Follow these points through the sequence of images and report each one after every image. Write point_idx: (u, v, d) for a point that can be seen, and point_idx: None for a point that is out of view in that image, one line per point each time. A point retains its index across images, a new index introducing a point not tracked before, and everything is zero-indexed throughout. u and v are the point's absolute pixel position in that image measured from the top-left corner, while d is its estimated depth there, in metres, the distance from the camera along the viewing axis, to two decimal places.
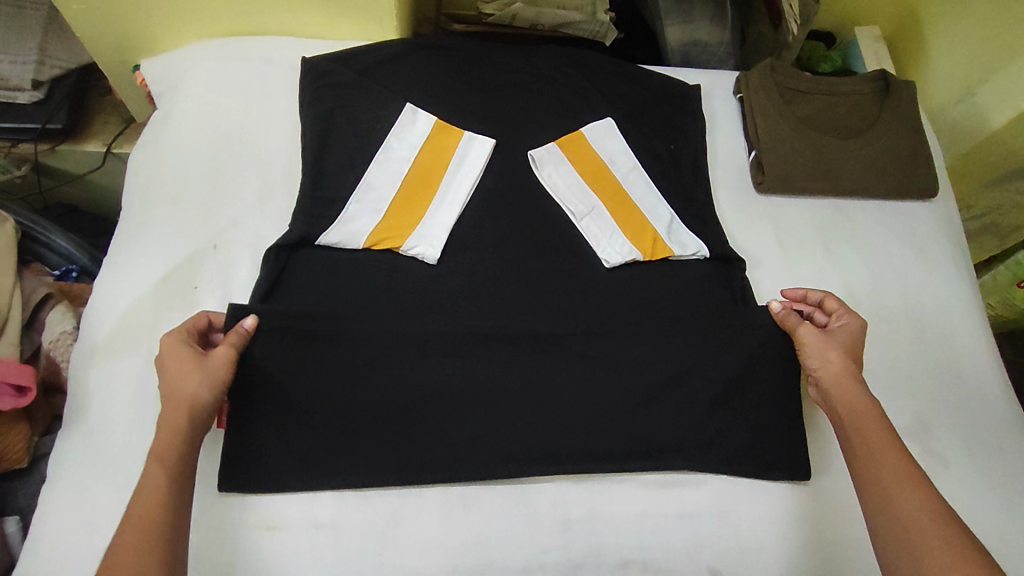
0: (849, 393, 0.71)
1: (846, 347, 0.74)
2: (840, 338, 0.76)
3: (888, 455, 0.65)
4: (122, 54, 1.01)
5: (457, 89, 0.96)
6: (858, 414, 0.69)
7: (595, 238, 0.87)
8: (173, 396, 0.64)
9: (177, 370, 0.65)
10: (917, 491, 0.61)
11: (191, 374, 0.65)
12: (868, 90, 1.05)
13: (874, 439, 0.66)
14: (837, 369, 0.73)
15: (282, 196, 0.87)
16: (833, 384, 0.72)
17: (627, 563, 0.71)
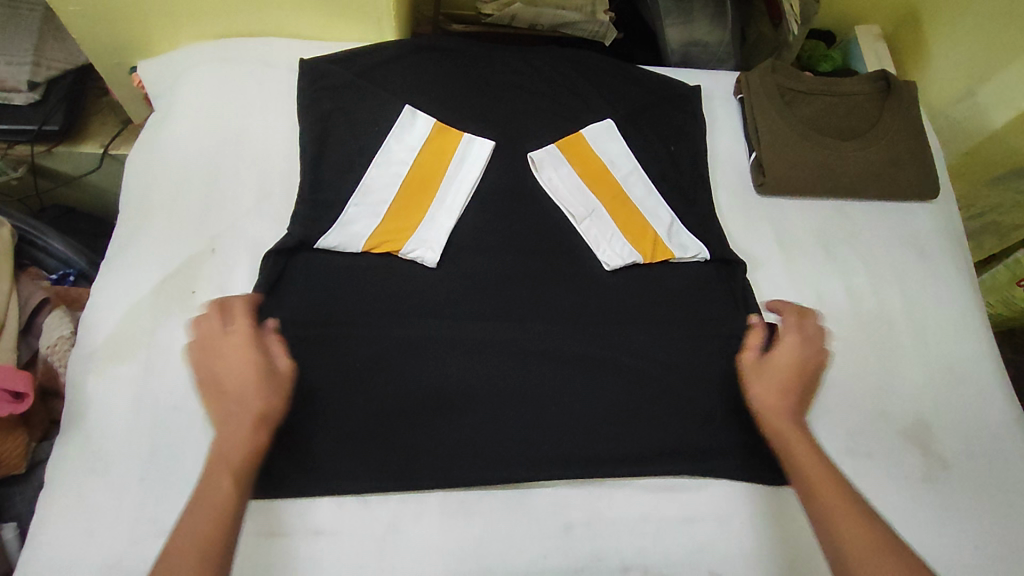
0: (791, 435, 0.65)
1: (780, 379, 0.68)
2: (771, 370, 0.69)
3: (834, 508, 0.59)
4: (119, 56, 1.01)
5: (456, 91, 0.96)
6: (800, 464, 0.63)
7: (594, 241, 0.87)
8: (247, 410, 0.61)
9: (250, 381, 0.62)
10: (867, 545, 0.56)
11: (265, 386, 0.62)
12: (870, 90, 1.04)
13: (818, 492, 0.60)
14: (784, 406, 0.67)
15: (280, 199, 0.87)
16: (774, 425, 0.66)
17: (629, 568, 0.71)
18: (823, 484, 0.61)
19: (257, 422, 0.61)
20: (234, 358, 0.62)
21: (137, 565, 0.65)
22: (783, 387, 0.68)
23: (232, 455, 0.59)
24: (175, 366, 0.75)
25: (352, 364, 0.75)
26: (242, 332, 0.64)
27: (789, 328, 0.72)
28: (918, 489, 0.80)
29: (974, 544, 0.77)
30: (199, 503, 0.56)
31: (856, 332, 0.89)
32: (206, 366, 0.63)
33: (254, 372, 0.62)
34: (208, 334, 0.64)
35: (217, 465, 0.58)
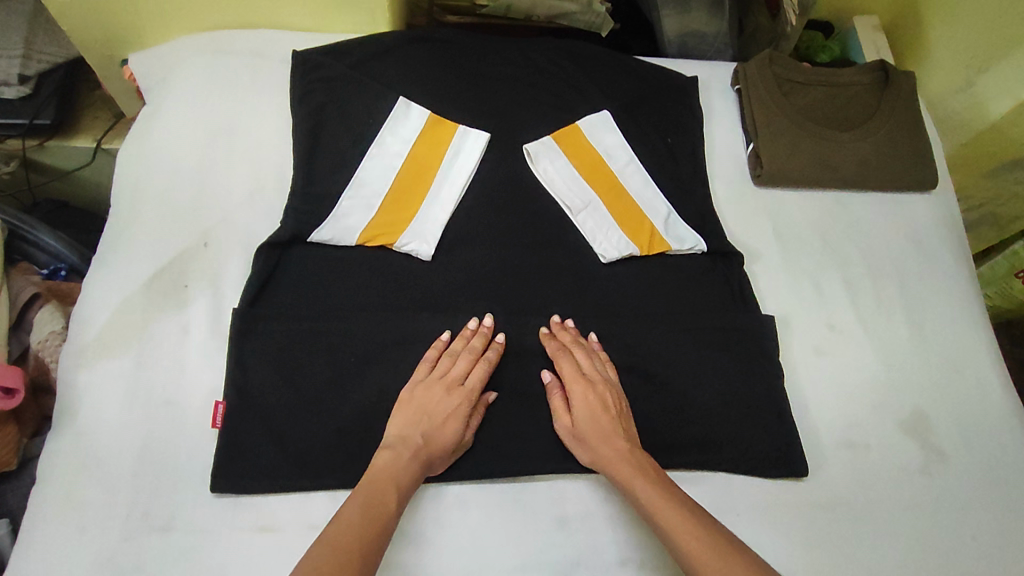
0: (626, 473, 0.67)
1: (594, 429, 0.70)
2: (581, 424, 0.70)
3: (667, 520, 0.63)
4: (110, 48, 1.00)
5: (451, 82, 0.95)
6: (636, 500, 0.66)
7: (591, 233, 0.86)
8: (430, 456, 0.67)
9: (449, 432, 0.68)
10: (699, 546, 0.60)
11: (456, 443, 0.69)
12: (868, 81, 1.04)
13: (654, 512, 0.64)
14: (595, 458, 0.69)
15: (273, 192, 0.86)
16: (613, 473, 0.68)
17: (625, 562, 0.70)
18: (658, 505, 0.64)
19: (426, 464, 0.67)
20: (440, 403, 0.69)
21: (129, 562, 0.65)
22: (603, 435, 0.69)
23: (399, 480, 0.64)
24: (168, 361, 0.74)
25: (346, 358, 0.74)
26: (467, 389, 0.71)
27: (569, 373, 0.73)
28: (916, 482, 0.79)
29: (971, 536, 0.77)
30: (365, 506, 0.61)
31: (855, 324, 0.89)
32: (415, 401, 0.70)
33: (457, 425, 0.69)
34: (450, 374, 0.72)
35: (384, 479, 0.64)
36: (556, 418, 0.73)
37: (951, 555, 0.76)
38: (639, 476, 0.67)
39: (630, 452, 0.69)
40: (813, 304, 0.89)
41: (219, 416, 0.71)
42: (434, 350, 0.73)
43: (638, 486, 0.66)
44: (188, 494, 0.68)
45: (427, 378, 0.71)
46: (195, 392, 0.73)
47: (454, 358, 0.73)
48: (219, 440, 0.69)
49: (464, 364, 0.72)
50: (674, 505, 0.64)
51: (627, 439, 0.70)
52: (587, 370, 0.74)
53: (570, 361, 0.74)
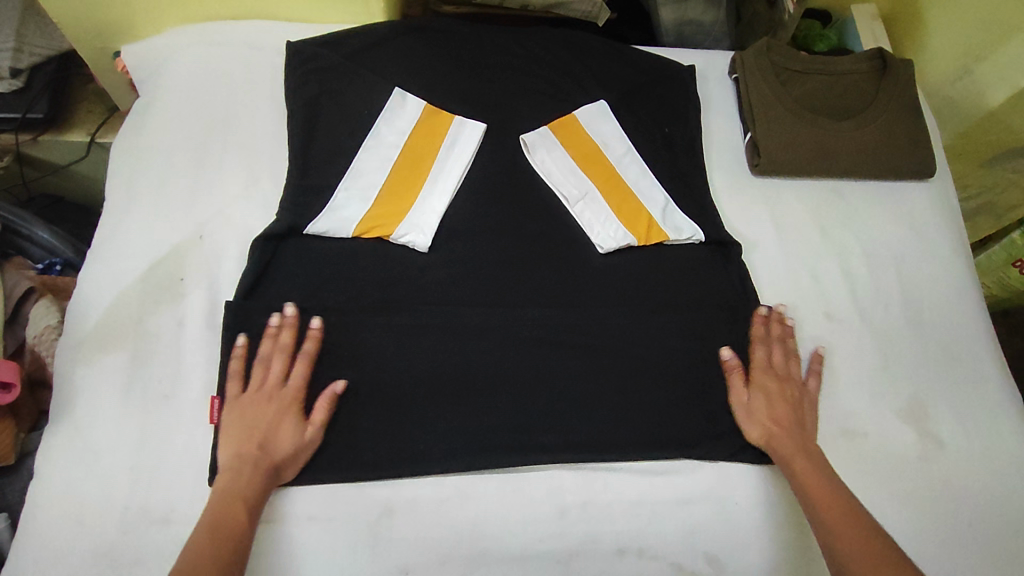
0: (788, 450, 0.73)
1: (768, 408, 0.76)
2: (775, 403, 0.76)
3: (822, 494, 0.69)
4: (102, 41, 0.99)
5: (447, 73, 0.94)
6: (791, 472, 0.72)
7: (588, 224, 0.86)
8: (272, 463, 0.66)
9: (287, 435, 0.68)
10: (845, 527, 0.65)
11: (297, 445, 0.68)
12: (865, 69, 1.03)
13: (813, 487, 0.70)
14: (765, 433, 0.75)
15: (268, 185, 0.85)
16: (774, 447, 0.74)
17: (623, 550, 0.71)
18: (817, 482, 0.70)
19: (269, 472, 0.66)
20: (263, 411, 0.68)
21: (128, 555, 0.65)
22: (778, 417, 0.75)
23: (246, 496, 0.63)
24: (164, 355, 0.74)
25: (343, 351, 0.74)
26: (292, 390, 0.70)
27: (761, 360, 0.79)
28: (913, 469, 0.80)
29: (969, 523, 0.77)
30: (211, 530, 0.60)
31: (853, 313, 0.89)
32: (235, 415, 0.68)
33: (290, 428, 0.68)
34: (267, 381, 0.70)
35: (225, 499, 0.63)
36: (733, 392, 0.78)
37: (949, 541, 0.76)
38: (799, 454, 0.73)
39: (799, 436, 0.75)
40: (811, 294, 0.89)
41: (214, 411, 0.70)
42: (237, 361, 0.70)
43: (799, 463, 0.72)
44: (185, 488, 0.68)
45: (242, 393, 0.69)
46: (192, 385, 0.73)
47: (265, 363, 0.70)
48: (216, 433, 0.69)
49: (278, 365, 0.70)
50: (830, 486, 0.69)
51: (799, 425, 0.76)
52: (779, 363, 0.80)
53: (765, 351, 0.80)
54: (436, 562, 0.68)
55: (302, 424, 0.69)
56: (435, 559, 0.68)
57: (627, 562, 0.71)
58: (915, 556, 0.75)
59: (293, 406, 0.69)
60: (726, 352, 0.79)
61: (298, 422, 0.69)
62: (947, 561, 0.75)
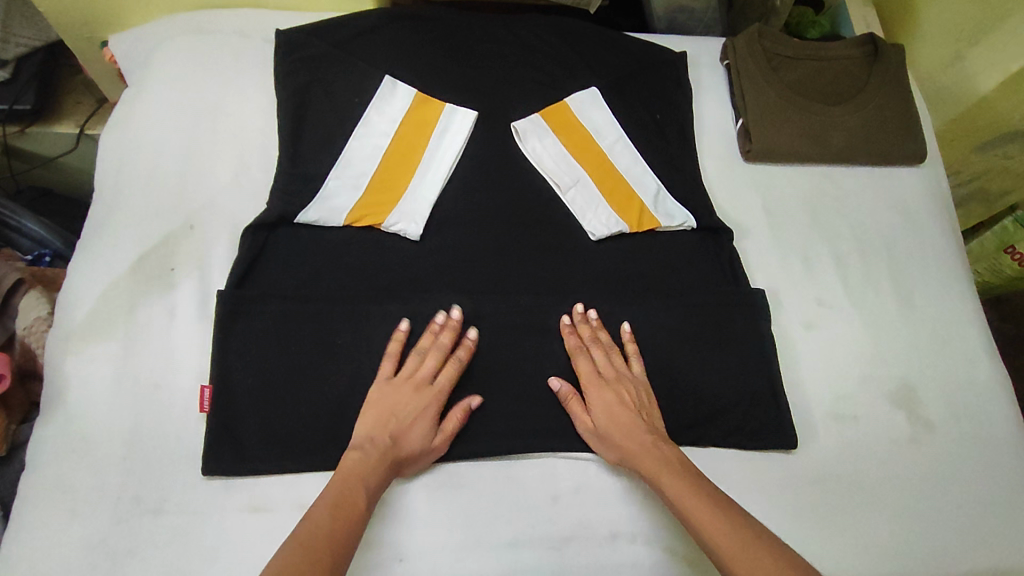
0: (643, 460, 0.68)
1: (611, 423, 0.70)
2: (608, 415, 0.71)
3: (681, 496, 0.64)
4: (89, 30, 0.98)
5: (437, 61, 0.94)
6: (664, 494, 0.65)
7: (580, 211, 0.86)
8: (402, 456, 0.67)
9: (418, 434, 0.68)
10: (725, 534, 0.60)
11: (425, 447, 0.68)
12: (857, 55, 1.03)
13: (669, 492, 0.65)
14: (619, 451, 0.69)
15: (258, 174, 0.85)
16: (632, 460, 0.69)
17: (617, 535, 0.71)
18: (674, 485, 0.65)
19: (395, 465, 0.66)
20: (406, 402, 0.69)
21: (120, 545, 0.65)
22: (624, 430, 0.70)
23: (368, 480, 0.64)
24: (155, 345, 0.74)
25: (334, 339, 0.74)
26: (435, 390, 0.71)
27: (586, 375, 0.74)
28: (903, 452, 0.80)
29: (958, 504, 0.78)
30: (335, 502, 0.61)
31: (844, 299, 0.89)
32: (378, 399, 0.69)
33: (425, 427, 0.68)
34: (417, 374, 0.71)
35: (352, 478, 0.63)
36: (575, 422, 0.73)
37: (938, 523, 0.77)
38: (663, 470, 0.66)
39: (653, 446, 0.69)
40: (802, 279, 0.90)
41: (206, 401, 0.70)
42: (399, 346, 0.73)
43: (657, 470, 0.66)
44: (179, 478, 0.68)
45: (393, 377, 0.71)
46: (184, 376, 0.73)
47: (421, 354, 0.72)
48: (210, 423, 0.69)
49: (428, 362, 0.72)
50: (687, 488, 0.64)
51: (649, 435, 0.70)
52: (603, 368, 0.74)
53: (588, 361, 0.75)
54: (431, 547, 0.68)
55: (435, 427, 0.69)
56: (428, 544, 0.68)
57: (621, 545, 0.71)
58: (905, 538, 0.75)
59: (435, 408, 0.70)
60: (551, 382, 0.74)
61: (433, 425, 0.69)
62: (935, 543, 0.76)
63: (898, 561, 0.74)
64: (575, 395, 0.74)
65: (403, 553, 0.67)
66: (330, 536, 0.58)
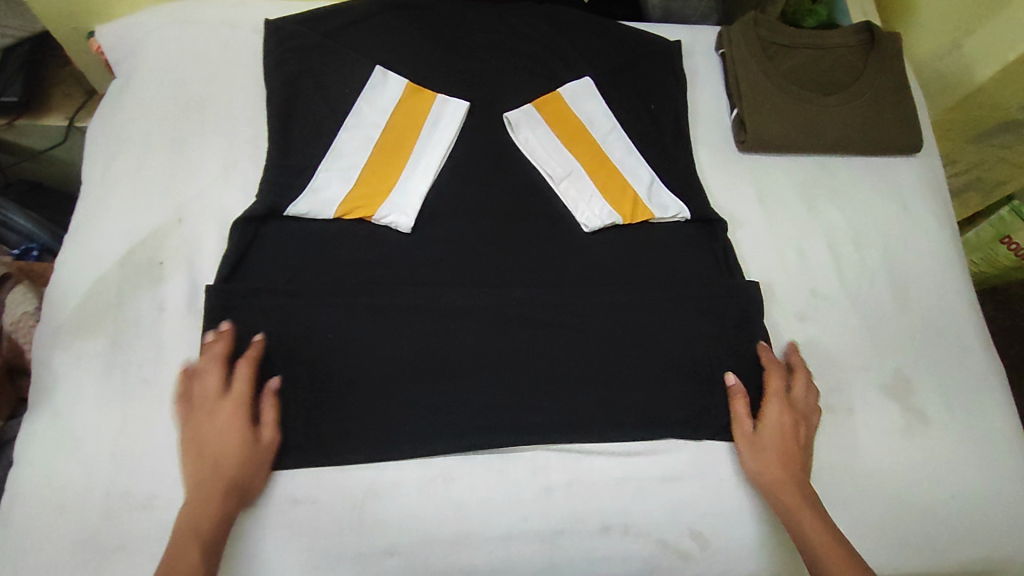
0: (789, 493, 0.70)
1: (762, 445, 0.73)
2: (771, 436, 0.73)
3: (816, 540, 0.66)
4: (75, 20, 0.97)
5: (428, 51, 0.93)
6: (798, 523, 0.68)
7: (573, 203, 0.85)
8: (229, 473, 0.64)
9: (236, 452, 0.65)
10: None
11: (249, 459, 0.65)
12: (853, 43, 1.01)
13: (805, 530, 0.68)
14: (764, 473, 0.72)
15: (248, 166, 0.84)
16: (775, 486, 0.71)
17: (609, 527, 0.71)
18: (813, 527, 0.67)
19: (227, 492, 0.63)
20: (212, 428, 0.65)
21: (110, 540, 0.65)
22: (785, 453, 0.73)
23: (203, 522, 0.61)
24: (144, 340, 0.73)
25: (325, 333, 0.73)
26: (231, 402, 0.66)
27: (772, 391, 0.76)
28: (897, 443, 0.80)
29: (951, 495, 0.78)
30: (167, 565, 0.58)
31: (839, 289, 0.89)
32: (190, 436, 0.65)
33: (239, 436, 0.65)
34: (207, 397, 0.67)
35: (182, 530, 0.60)
36: (737, 420, 0.75)
37: (932, 514, 0.77)
38: (808, 504, 0.69)
39: (802, 481, 0.71)
40: (797, 270, 0.89)
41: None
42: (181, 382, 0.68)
43: (798, 507, 0.69)
44: (168, 473, 0.67)
45: (189, 411, 0.67)
46: (173, 370, 0.72)
47: (202, 377, 0.68)
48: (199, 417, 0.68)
49: (214, 380, 0.67)
50: (823, 535, 0.67)
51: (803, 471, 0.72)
52: (801, 400, 0.77)
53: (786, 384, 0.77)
54: (423, 540, 0.68)
55: (253, 431, 0.66)
56: (420, 537, 0.68)
57: (613, 537, 0.71)
58: (897, 529, 0.75)
59: (245, 411, 0.66)
60: (727, 378, 0.77)
61: (252, 429, 0.66)
62: (929, 533, 0.76)
63: (889, 551, 0.74)
64: (744, 395, 0.76)
65: (395, 546, 0.67)
66: None
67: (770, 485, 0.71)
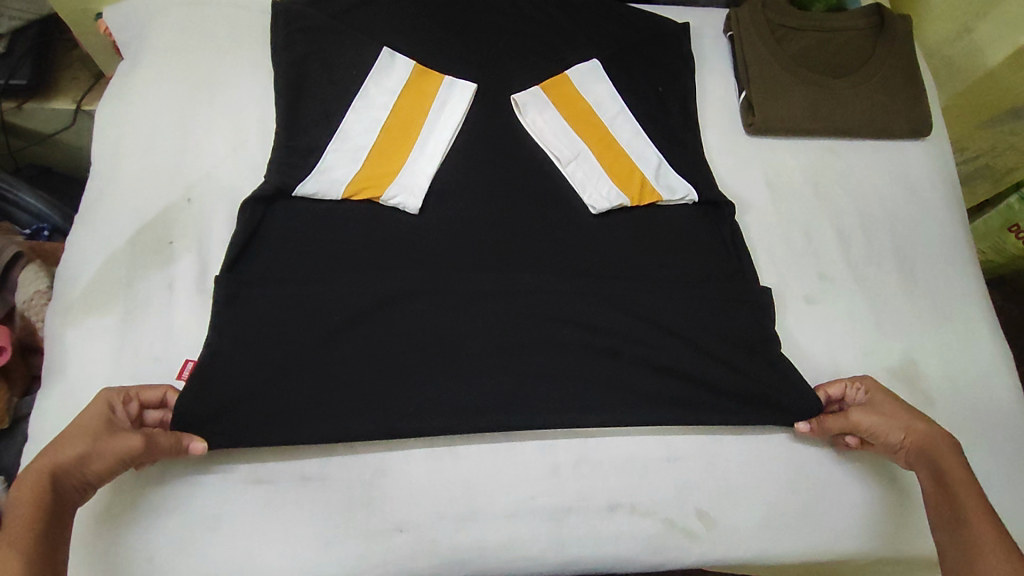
0: (943, 443, 0.68)
1: (897, 406, 0.72)
2: (885, 403, 0.73)
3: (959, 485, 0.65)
4: (84, 2, 0.97)
5: (435, 33, 0.92)
6: (938, 471, 0.67)
7: (581, 185, 0.85)
8: (50, 448, 0.59)
9: (75, 442, 0.59)
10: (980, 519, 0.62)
11: (88, 450, 0.59)
12: (863, 26, 1.00)
13: (950, 478, 0.66)
14: (909, 428, 0.70)
15: (256, 146, 0.84)
16: (923, 439, 0.70)
17: (616, 506, 0.72)
18: (959, 475, 0.66)
19: (49, 477, 0.57)
20: (76, 421, 0.61)
21: (121, 513, 0.65)
22: (909, 417, 0.71)
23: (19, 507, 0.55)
24: (154, 318, 0.74)
25: (332, 315, 0.73)
26: (101, 403, 0.62)
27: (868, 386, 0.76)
28: None
29: None
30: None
31: (846, 273, 0.89)
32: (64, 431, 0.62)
33: (89, 428, 0.60)
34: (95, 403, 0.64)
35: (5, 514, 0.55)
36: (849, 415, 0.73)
37: None
38: (948, 453, 0.68)
39: (934, 434, 0.69)
40: (804, 254, 0.89)
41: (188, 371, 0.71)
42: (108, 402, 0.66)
43: (944, 452, 0.68)
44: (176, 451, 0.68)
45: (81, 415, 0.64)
46: (183, 348, 0.73)
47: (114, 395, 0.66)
48: (191, 395, 0.66)
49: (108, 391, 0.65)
50: (970, 483, 0.65)
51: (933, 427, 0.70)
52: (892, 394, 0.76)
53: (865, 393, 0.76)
54: (432, 517, 0.69)
55: (106, 429, 0.61)
56: (429, 514, 0.69)
57: (619, 516, 0.71)
58: (902, 513, 0.76)
59: (116, 398, 0.64)
60: (801, 425, 0.75)
61: (111, 419, 0.62)
62: None
63: (895, 532, 0.75)
64: (830, 419, 0.74)
65: (403, 524, 0.68)
66: None
67: (918, 439, 0.70)
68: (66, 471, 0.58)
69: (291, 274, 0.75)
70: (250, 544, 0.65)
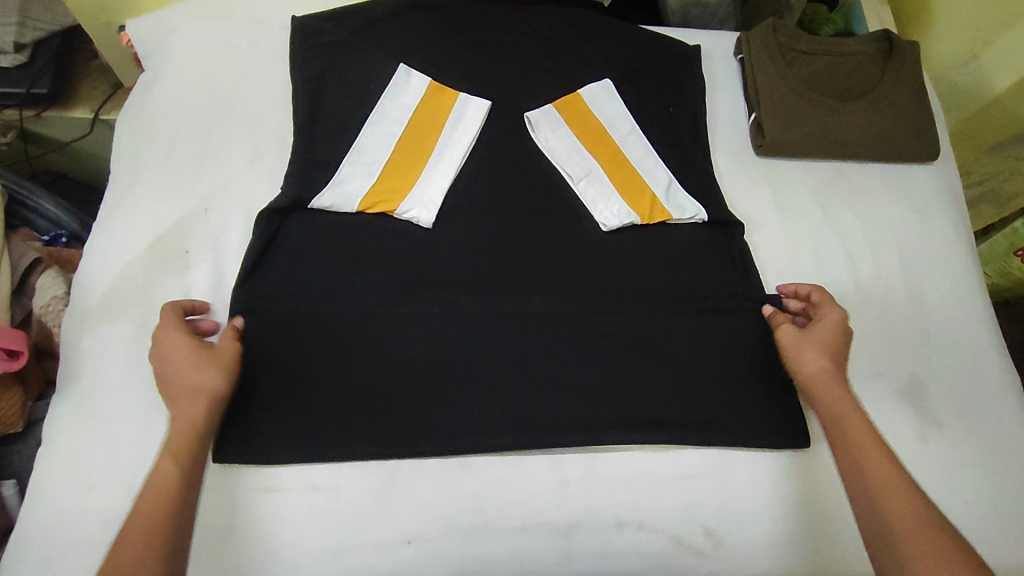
0: (835, 394, 0.69)
1: (816, 335, 0.74)
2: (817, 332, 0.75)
3: (875, 465, 0.62)
4: (107, 15, 0.99)
5: (451, 51, 0.94)
6: (831, 412, 0.68)
7: (592, 203, 0.86)
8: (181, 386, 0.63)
9: (205, 373, 0.64)
10: (879, 464, 0.62)
11: (219, 372, 0.65)
12: (871, 51, 1.02)
13: (861, 446, 0.64)
14: (803, 361, 0.73)
15: (274, 158, 0.86)
16: (815, 379, 0.71)
17: (623, 523, 0.72)
18: (865, 440, 0.64)
19: (208, 402, 0.63)
20: (179, 354, 0.65)
21: None
22: (828, 344, 0.73)
23: (194, 439, 0.60)
24: None
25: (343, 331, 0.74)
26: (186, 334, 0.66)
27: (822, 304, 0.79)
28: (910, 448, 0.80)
29: (966, 501, 0.78)
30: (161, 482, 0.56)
31: (853, 293, 0.89)
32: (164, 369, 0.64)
33: (198, 353, 0.65)
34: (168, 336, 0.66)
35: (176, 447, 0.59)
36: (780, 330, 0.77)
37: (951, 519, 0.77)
38: (847, 394, 0.69)
39: (829, 372, 0.71)
40: (811, 275, 0.90)
41: None
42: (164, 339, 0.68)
43: (835, 390, 0.69)
44: None
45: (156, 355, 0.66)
46: None
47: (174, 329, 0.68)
48: (231, 417, 0.69)
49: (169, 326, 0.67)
50: (878, 444, 0.64)
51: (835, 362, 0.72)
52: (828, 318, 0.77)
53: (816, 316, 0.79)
54: (439, 530, 0.69)
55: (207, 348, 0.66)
56: (437, 527, 0.69)
57: (627, 533, 0.72)
58: None
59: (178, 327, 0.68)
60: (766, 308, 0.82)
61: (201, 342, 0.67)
62: None
63: None
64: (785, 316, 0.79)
65: (412, 535, 0.68)
66: (171, 514, 0.55)
67: (811, 378, 0.71)
68: (211, 397, 0.63)
69: (307, 286, 0.76)
70: (260, 552, 0.66)
